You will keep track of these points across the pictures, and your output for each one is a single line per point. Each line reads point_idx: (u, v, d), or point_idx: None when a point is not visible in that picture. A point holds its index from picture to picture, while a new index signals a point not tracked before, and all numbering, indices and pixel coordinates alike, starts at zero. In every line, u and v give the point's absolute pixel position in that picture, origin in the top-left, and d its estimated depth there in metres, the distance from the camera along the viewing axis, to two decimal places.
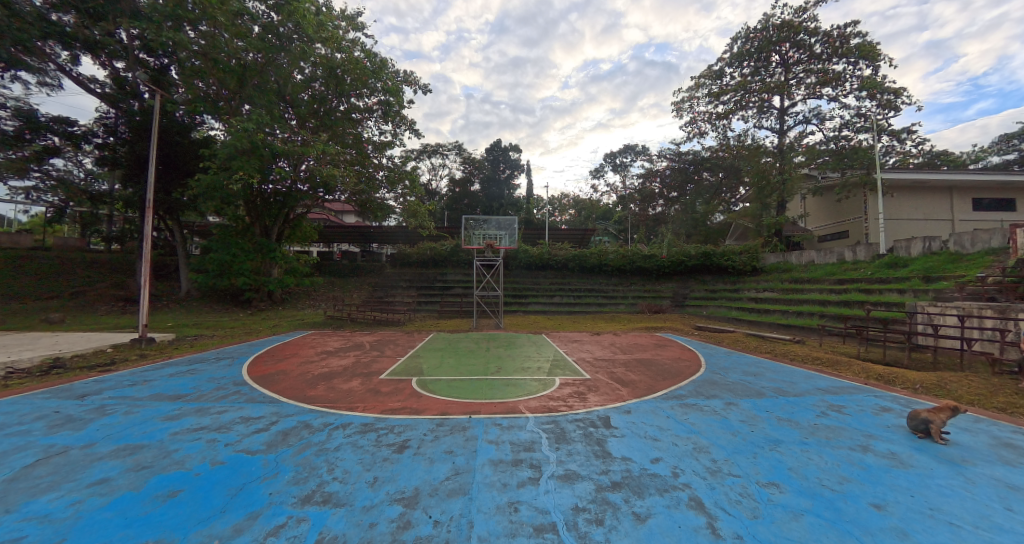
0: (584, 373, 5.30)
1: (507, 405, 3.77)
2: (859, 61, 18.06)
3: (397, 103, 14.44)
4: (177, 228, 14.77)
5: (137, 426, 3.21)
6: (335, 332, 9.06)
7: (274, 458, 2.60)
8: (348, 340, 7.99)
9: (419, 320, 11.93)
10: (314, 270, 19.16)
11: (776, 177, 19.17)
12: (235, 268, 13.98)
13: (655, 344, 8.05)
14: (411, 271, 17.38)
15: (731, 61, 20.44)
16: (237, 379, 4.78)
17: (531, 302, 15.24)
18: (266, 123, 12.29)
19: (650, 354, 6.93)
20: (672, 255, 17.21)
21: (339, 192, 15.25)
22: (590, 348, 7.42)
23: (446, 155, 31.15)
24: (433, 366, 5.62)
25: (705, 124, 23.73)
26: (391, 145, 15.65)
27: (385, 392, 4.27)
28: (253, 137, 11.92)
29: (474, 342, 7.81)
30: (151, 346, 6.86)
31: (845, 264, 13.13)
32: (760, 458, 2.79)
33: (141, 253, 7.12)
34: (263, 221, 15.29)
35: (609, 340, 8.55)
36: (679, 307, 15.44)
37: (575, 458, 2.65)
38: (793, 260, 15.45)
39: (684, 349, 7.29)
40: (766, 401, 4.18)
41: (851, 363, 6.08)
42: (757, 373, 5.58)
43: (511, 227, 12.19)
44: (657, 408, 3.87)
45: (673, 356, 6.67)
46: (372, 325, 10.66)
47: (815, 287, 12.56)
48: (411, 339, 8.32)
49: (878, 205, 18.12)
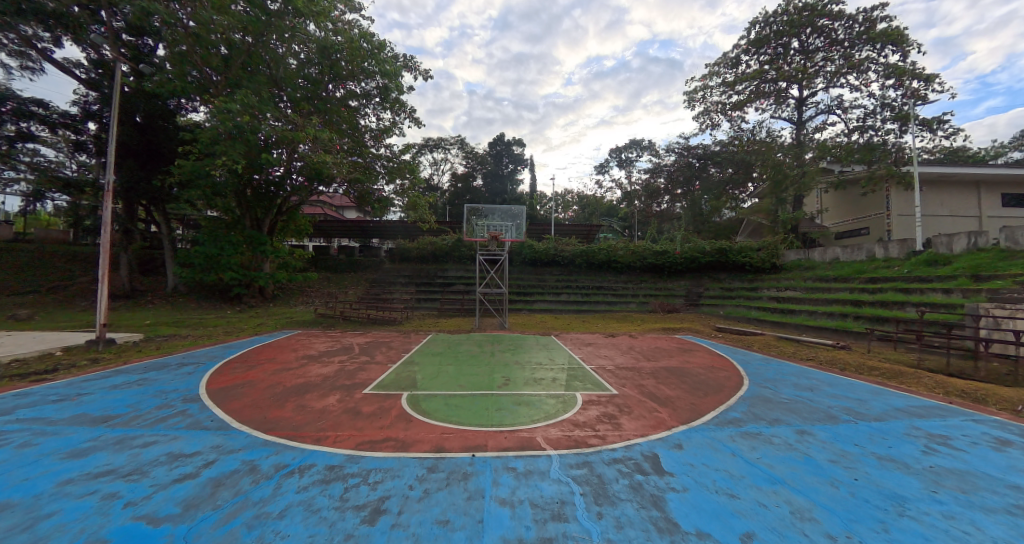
0: (609, 386, 4.42)
1: (521, 438, 2.90)
2: (885, 47, 17.00)
3: (396, 88, 13.52)
4: (162, 220, 13.93)
5: (22, 468, 2.38)
6: (324, 333, 8.25)
7: (183, 535, 1.76)
8: (337, 342, 7.17)
9: (417, 318, 11.09)
10: (309, 265, 18.33)
11: (793, 171, 18.22)
12: (221, 262, 13.15)
13: (679, 349, 7.18)
14: (410, 266, 16.55)
15: (748, 48, 19.41)
16: (190, 393, 3.94)
17: (537, 300, 14.39)
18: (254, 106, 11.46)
19: (678, 361, 6.07)
20: (685, 252, 16.30)
21: (334, 183, 14.41)
22: (608, 353, 6.56)
23: (448, 149, 30.37)
24: (429, 376, 4.75)
25: (718, 116, 22.74)
26: (388, 134, 14.73)
27: (367, 413, 3.41)
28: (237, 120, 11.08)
29: (476, 345, 6.97)
30: (109, 348, 6.04)
31: (875, 262, 12.19)
32: (896, 533, 1.91)
33: (101, 243, 6.29)
34: (254, 213, 14.43)
35: (627, 343, 7.69)
36: (694, 307, 14.53)
37: (629, 536, 1.81)
38: (815, 257, 14.56)
39: (715, 356, 6.39)
40: (847, 430, 3.30)
41: (918, 375, 5.20)
42: (812, 387, 4.70)
43: (517, 218, 11.34)
44: (714, 439, 3.01)
45: (705, 365, 5.80)
46: (366, 324, 9.83)
47: (844, 286, 11.64)
48: (406, 340, 7.50)
49: (901, 200, 17.16)
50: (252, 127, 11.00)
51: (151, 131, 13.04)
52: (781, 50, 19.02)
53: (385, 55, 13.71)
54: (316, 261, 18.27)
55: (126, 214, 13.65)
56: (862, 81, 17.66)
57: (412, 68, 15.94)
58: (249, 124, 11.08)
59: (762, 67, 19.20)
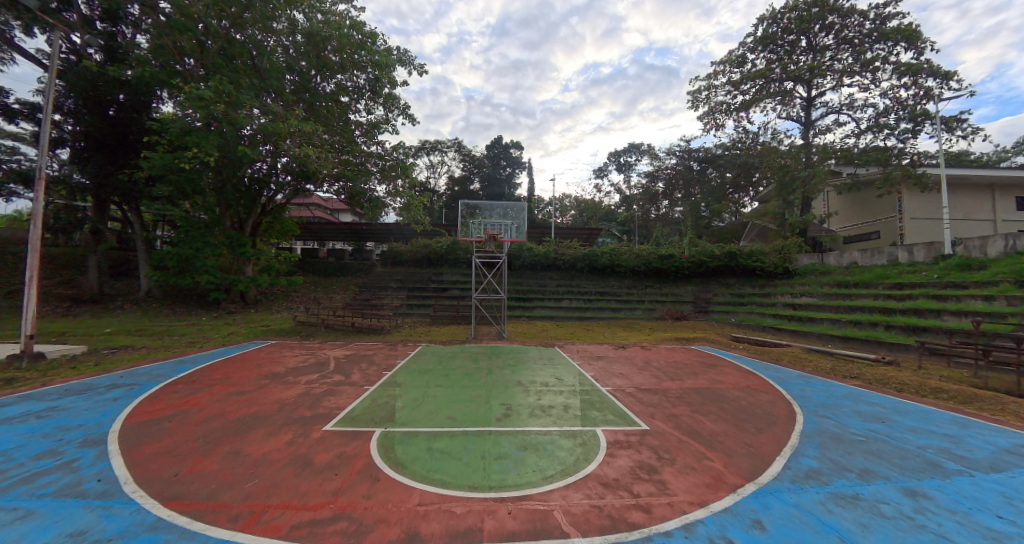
0: (634, 418, 3.55)
1: (532, 513, 2.03)
2: (897, 45, 16.41)
3: (387, 80, 12.66)
4: (135, 219, 12.96)
5: None
6: (301, 344, 7.35)
7: None
8: (313, 356, 6.28)
9: (408, 326, 10.19)
10: (296, 269, 17.38)
11: (803, 172, 17.55)
12: (197, 265, 12.19)
13: (701, 363, 6.35)
14: (403, 270, 15.65)
15: (754, 46, 18.82)
16: (99, 432, 3.04)
17: (537, 306, 13.54)
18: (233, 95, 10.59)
19: (707, 379, 5.22)
20: (693, 256, 15.50)
21: (325, 182, 13.57)
22: (623, 369, 5.70)
23: (445, 152, 29.63)
24: (411, 404, 3.84)
25: (722, 117, 22.11)
26: (380, 129, 13.88)
27: (321, 465, 2.53)
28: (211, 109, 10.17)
29: (470, 360, 6.06)
30: (36, 365, 5.13)
31: (897, 267, 11.45)
32: None
33: (30, 241, 5.39)
34: (235, 212, 13.53)
35: (642, 357, 6.85)
36: (703, 314, 13.72)
37: None
38: (831, 261, 13.90)
39: (747, 373, 5.56)
40: (971, 489, 2.44)
41: (993, 398, 4.40)
42: (880, 417, 3.86)
43: (519, 215, 10.59)
44: (802, 510, 2.15)
45: (739, 386, 4.94)
46: (350, 333, 8.93)
47: (866, 292, 10.88)
48: (392, 353, 6.61)
49: (916, 203, 16.47)
50: (229, 116, 10.06)
51: (121, 122, 11.99)
52: (789, 48, 18.46)
53: (376, 46, 12.89)
54: (304, 264, 17.33)
55: (97, 213, 12.69)
56: (872, 80, 17.06)
57: (406, 62, 15.18)
58: (223, 113, 10.11)
59: (769, 66, 18.60)
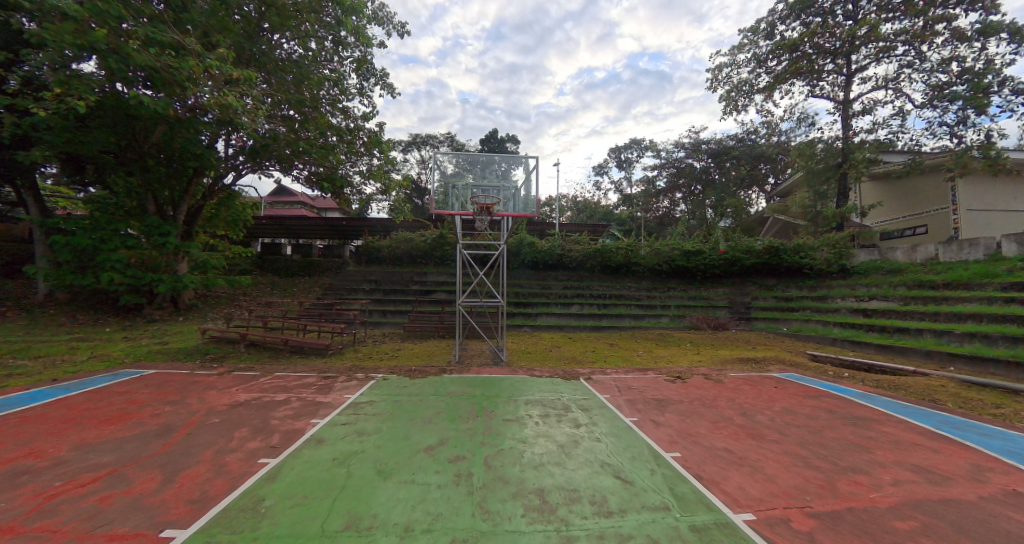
0: None
1: None
2: (956, 7, 14.04)
3: (354, 29, 9.99)
4: (31, 203, 10.06)
5: None
6: (185, 381, 4.61)
7: None
8: (170, 411, 3.55)
9: (373, 343, 7.51)
10: (253, 268, 14.56)
11: (843, 157, 15.08)
12: (99, 259, 9.26)
13: (839, 418, 3.78)
14: (379, 269, 12.93)
15: (783, 15, 16.54)
16: None
17: (540, 313, 10.93)
18: (111, 15, 6.83)
19: (918, 474, 2.61)
20: (726, 252, 12.96)
21: (289, 164, 11.00)
22: (730, 443, 3.08)
23: (436, 147, 27.04)
24: None
25: (743, 99, 19.65)
26: (347, 96, 11.14)
27: None
28: (91, 40, 6.82)
29: (445, 419, 3.38)
30: None
31: (1003, 262, 9.07)
32: None
33: None
34: (165, 195, 10.66)
35: (729, 401, 4.27)
36: (745, 323, 11.18)
37: None
38: (899, 257, 11.47)
39: (965, 452, 2.97)
40: None
41: None
42: None
43: (523, 193, 7.96)
44: None
45: (1004, 495, 2.37)
46: (281, 355, 6.20)
47: (973, 294, 8.41)
48: (318, 401, 3.94)
49: (983, 192, 14.01)
50: (112, 46, 6.98)
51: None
52: (824, 17, 16.07)
53: None
54: (262, 262, 14.61)
55: None
56: (922, 52, 14.72)
57: (382, 20, 12.54)
58: (108, 43, 6.92)
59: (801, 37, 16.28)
